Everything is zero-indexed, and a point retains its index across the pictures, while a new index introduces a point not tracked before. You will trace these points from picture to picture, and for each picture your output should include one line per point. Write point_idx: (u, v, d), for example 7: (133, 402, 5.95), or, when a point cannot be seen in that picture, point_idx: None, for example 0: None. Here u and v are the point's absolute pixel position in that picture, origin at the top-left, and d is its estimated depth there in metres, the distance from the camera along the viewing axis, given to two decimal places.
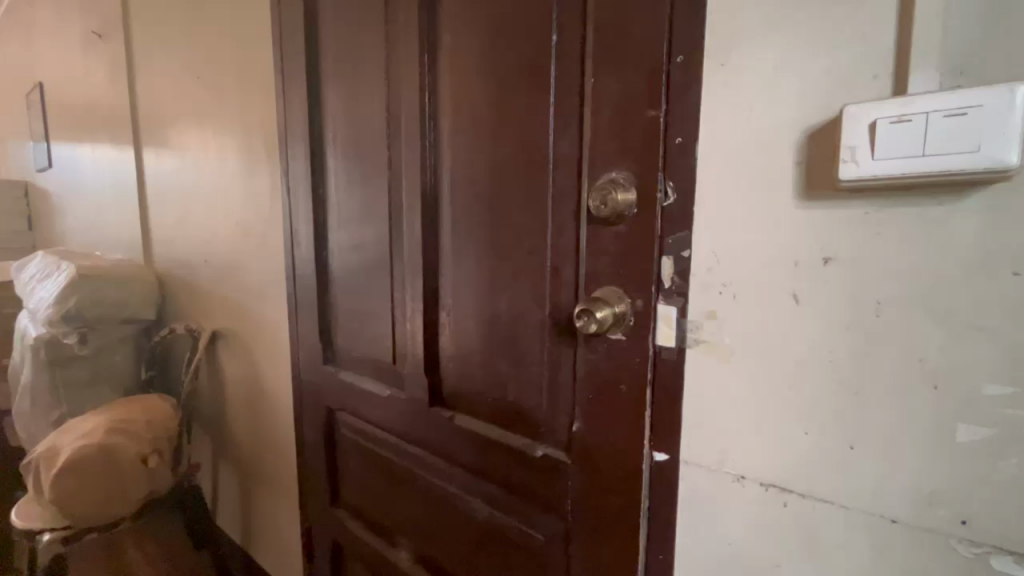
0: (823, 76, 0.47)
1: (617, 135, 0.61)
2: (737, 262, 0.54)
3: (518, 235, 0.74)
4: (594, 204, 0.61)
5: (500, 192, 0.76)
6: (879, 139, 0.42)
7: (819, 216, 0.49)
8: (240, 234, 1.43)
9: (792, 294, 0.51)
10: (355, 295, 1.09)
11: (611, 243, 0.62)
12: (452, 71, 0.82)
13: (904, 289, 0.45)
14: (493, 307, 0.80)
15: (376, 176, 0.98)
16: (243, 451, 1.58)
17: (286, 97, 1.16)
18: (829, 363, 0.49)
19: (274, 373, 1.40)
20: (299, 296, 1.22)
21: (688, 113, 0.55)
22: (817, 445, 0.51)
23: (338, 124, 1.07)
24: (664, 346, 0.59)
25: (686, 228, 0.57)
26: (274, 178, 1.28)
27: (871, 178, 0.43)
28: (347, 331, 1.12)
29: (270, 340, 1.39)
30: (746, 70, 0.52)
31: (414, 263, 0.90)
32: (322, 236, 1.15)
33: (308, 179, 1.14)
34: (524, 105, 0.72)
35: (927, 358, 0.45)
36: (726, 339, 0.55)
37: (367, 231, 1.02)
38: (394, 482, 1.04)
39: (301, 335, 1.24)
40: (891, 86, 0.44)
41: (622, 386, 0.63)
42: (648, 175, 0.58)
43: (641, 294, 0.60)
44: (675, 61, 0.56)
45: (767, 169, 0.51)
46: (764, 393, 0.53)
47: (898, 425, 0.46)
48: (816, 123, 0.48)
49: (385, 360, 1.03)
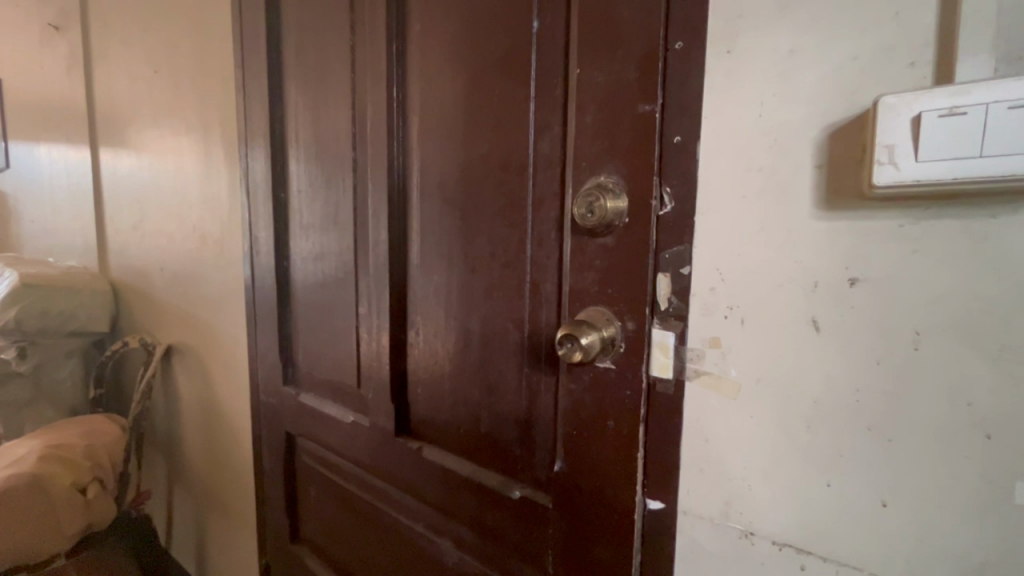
0: (847, 62, 0.40)
1: (606, 133, 0.53)
2: (745, 282, 0.46)
3: (491, 247, 0.66)
4: (579, 211, 0.52)
5: (472, 198, 0.68)
6: (924, 136, 0.34)
7: (842, 228, 0.41)
8: (198, 241, 1.32)
9: (810, 320, 0.43)
10: (317, 309, 0.99)
11: (598, 256, 0.54)
12: (421, 65, 0.74)
13: (946, 318, 0.38)
14: (465, 325, 0.71)
15: (340, 180, 0.89)
16: (199, 475, 1.46)
17: (246, 91, 1.07)
18: (855, 404, 0.41)
19: (232, 393, 1.29)
20: (258, 309, 1.12)
21: (687, 108, 0.48)
22: (841, 501, 0.43)
23: (300, 120, 0.98)
24: (660, 378, 0.51)
25: (684, 241, 0.49)
26: (233, 180, 1.18)
27: (912, 184, 0.35)
28: (309, 348, 1.02)
29: (227, 356, 1.28)
30: (755, 57, 0.44)
31: (379, 277, 0.81)
32: (282, 244, 1.05)
33: (267, 181, 1.04)
34: (500, 102, 0.64)
35: (976, 402, 0.37)
36: (732, 372, 0.47)
37: (330, 239, 0.93)
38: (357, 518, 0.94)
39: (260, 352, 1.14)
40: (931, 75, 0.37)
41: (609, 421, 0.55)
42: (641, 179, 0.50)
43: (633, 315, 0.52)
44: (673, 47, 0.48)
45: (779, 173, 0.44)
46: (776, 436, 0.45)
47: (938, 480, 0.39)
48: (838, 120, 0.41)
49: (349, 382, 0.93)
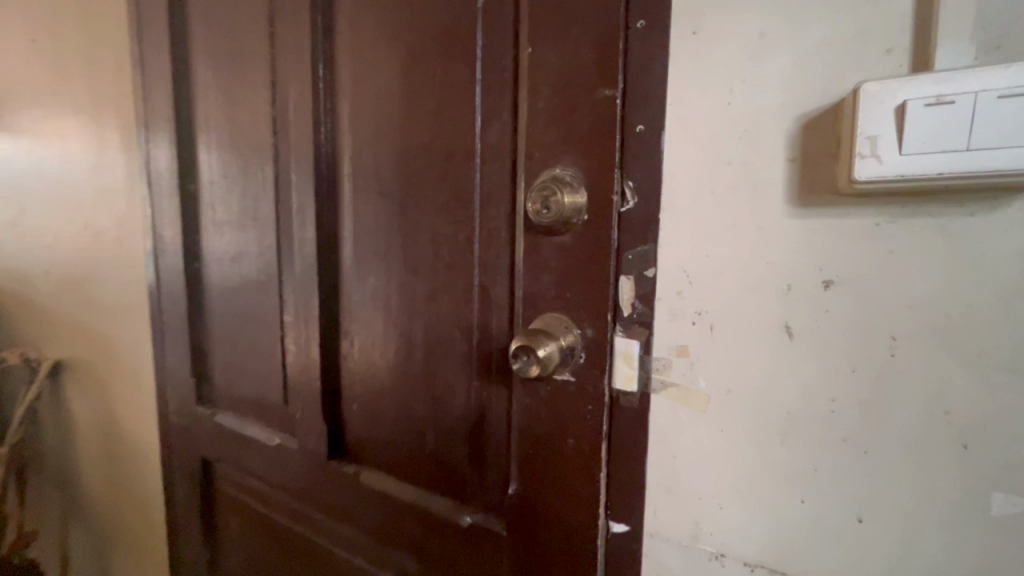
0: (821, 48, 0.37)
1: (563, 119, 0.47)
2: (714, 284, 0.42)
3: (433, 247, 0.59)
4: (534, 207, 0.47)
5: (412, 193, 0.60)
6: (909, 126, 0.31)
7: (816, 227, 0.38)
8: (91, 239, 1.14)
9: (784, 326, 0.40)
10: (235, 317, 0.87)
11: (554, 258, 0.49)
12: (350, 41, 0.65)
13: (923, 323, 0.35)
14: (406, 334, 0.63)
15: (258, 171, 0.78)
16: (99, 509, 1.27)
17: (144, 66, 0.93)
18: (830, 415, 0.39)
19: (136, 415, 1.12)
20: (165, 318, 0.97)
21: (650, 94, 0.43)
22: (817, 517, 0.40)
23: (210, 101, 0.85)
24: (624, 391, 0.47)
25: (649, 240, 0.44)
26: (131, 169, 1.02)
27: (896, 178, 0.32)
28: (226, 363, 0.90)
29: (129, 372, 1.11)
30: (723, 39, 0.41)
31: (306, 282, 0.72)
32: (192, 243, 0.92)
33: (172, 170, 0.91)
34: (441, 85, 0.57)
35: (953, 410, 0.35)
36: (701, 382, 0.43)
37: (249, 238, 0.82)
38: (286, 551, 0.84)
39: (168, 367, 0.99)
40: (908, 64, 0.34)
41: (569, 439, 0.50)
42: (601, 172, 0.45)
43: (594, 322, 0.47)
44: (634, 26, 0.43)
45: (749, 167, 0.40)
46: (748, 450, 0.42)
47: (914, 493, 0.37)
48: (812, 110, 0.38)
49: (274, 400, 0.83)
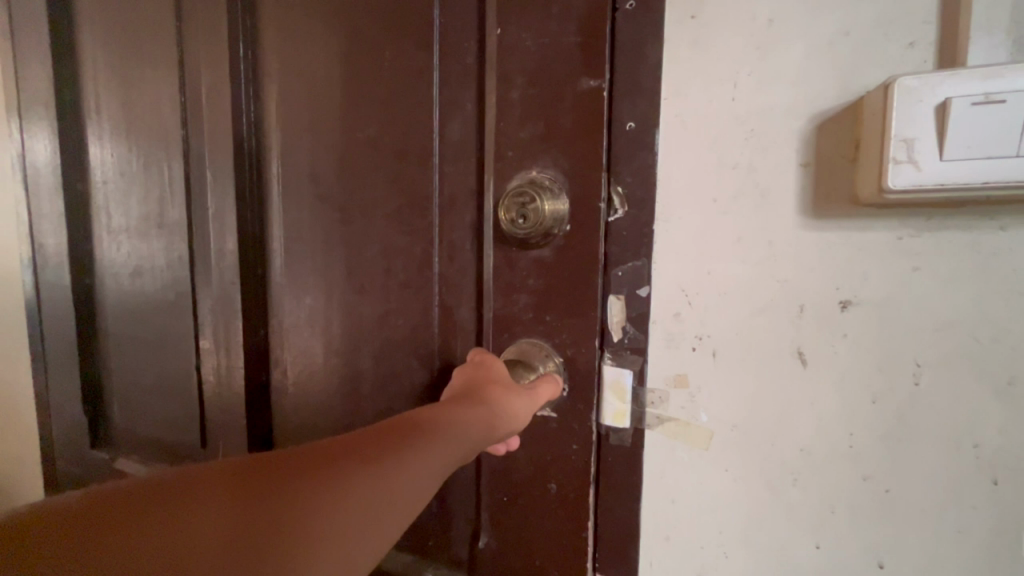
0: (838, 38, 0.33)
1: (541, 110, 0.40)
2: (718, 305, 0.37)
3: (383, 261, 0.50)
4: (509, 216, 0.40)
5: (357, 197, 0.51)
6: (952, 128, 0.27)
7: (833, 240, 0.34)
8: None
9: (796, 351, 0.35)
10: (137, 342, 0.73)
11: (531, 275, 0.42)
12: (278, 15, 0.55)
13: (950, 348, 0.32)
14: (352, 363, 0.54)
15: (164, 167, 0.65)
16: None
17: (14, 37, 0.76)
18: (849, 450, 0.35)
19: (13, 459, 0.93)
20: (47, 346, 0.81)
21: (642, 86, 0.38)
22: (834, 564, 0.36)
23: (102, 83, 0.71)
24: (614, 428, 0.40)
25: (642, 255, 0.38)
26: (0, 163, 0.84)
27: (934, 187, 0.28)
28: (127, 397, 0.76)
29: (2, 408, 0.92)
30: (725, 25, 0.35)
31: (226, 302, 0.61)
32: (81, 254, 0.76)
33: (53, 165, 0.75)
34: (391, 70, 0.48)
35: (982, 444, 0.32)
36: (703, 416, 0.38)
37: (153, 248, 0.68)
38: None
39: (52, 403, 0.82)
40: (934, 59, 0.31)
41: (551, 484, 0.43)
42: (586, 176, 0.39)
43: (579, 350, 0.41)
44: (623, 7, 0.37)
45: (756, 171, 0.35)
46: (756, 492, 0.37)
47: (941, 535, 0.33)
48: (827, 108, 0.33)
49: (189, 442, 0.70)
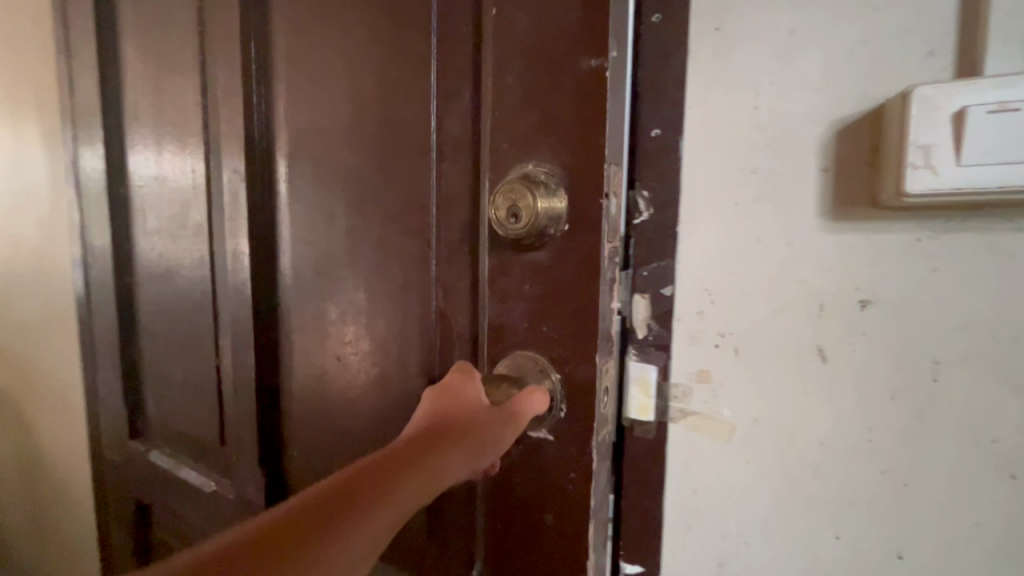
0: (857, 48, 0.34)
1: (531, 109, 0.39)
2: (740, 304, 0.39)
3: (382, 266, 0.50)
4: (501, 215, 0.38)
5: (357, 200, 0.51)
6: (968, 136, 0.29)
7: (852, 242, 0.35)
8: (7, 249, 1.00)
9: (817, 349, 0.37)
10: (169, 341, 0.77)
11: (529, 281, 0.40)
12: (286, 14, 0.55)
13: (968, 346, 0.33)
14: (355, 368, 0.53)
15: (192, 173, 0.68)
16: (20, 554, 1.12)
17: (69, 52, 0.81)
18: (868, 444, 0.36)
19: (63, 446, 0.99)
20: (96, 340, 0.86)
21: (667, 96, 0.39)
22: (854, 555, 0.37)
23: (142, 92, 0.75)
24: (638, 422, 0.42)
25: (665, 256, 0.40)
26: (54, 169, 0.90)
27: (951, 192, 0.29)
28: (160, 393, 0.80)
29: (54, 398, 0.98)
30: (748, 36, 0.37)
31: (241, 304, 0.62)
32: (124, 253, 0.80)
33: (103, 170, 0.80)
34: (392, 72, 0.48)
35: (999, 439, 0.33)
36: (725, 411, 0.40)
37: (184, 250, 0.72)
38: None
39: (100, 394, 0.87)
40: (951, 68, 0.32)
41: (547, 514, 0.40)
42: (587, 171, 0.36)
43: (578, 366, 0.38)
44: (649, 20, 0.39)
45: (777, 176, 0.37)
46: (778, 484, 0.39)
47: (959, 526, 0.34)
48: (846, 115, 0.35)
49: (212, 438, 0.72)
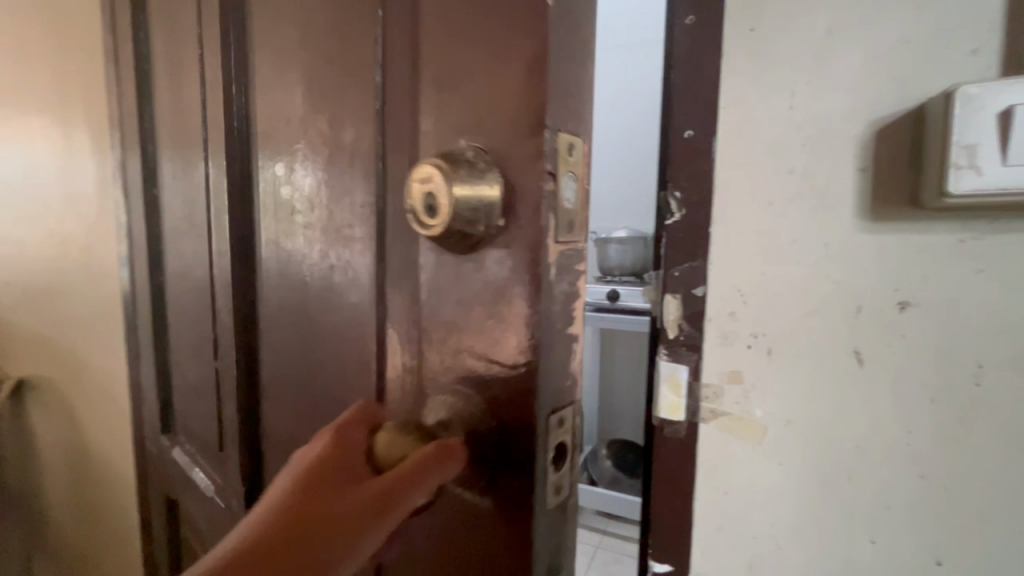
0: (898, 46, 0.34)
1: (477, 85, 0.31)
2: (774, 305, 0.38)
3: (334, 289, 0.43)
4: (416, 210, 0.31)
5: (315, 220, 0.44)
6: (1015, 135, 0.28)
7: (891, 243, 0.35)
8: (57, 248, 1.05)
9: (854, 351, 0.36)
10: (183, 341, 0.74)
11: (468, 282, 0.33)
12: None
13: (1014, 350, 0.32)
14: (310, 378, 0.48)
15: (193, 166, 0.64)
16: (68, 538, 1.18)
17: (116, 59, 0.85)
18: (907, 449, 0.36)
19: (108, 435, 1.04)
20: (139, 335, 0.90)
21: (701, 97, 0.39)
22: (890, 560, 0.37)
23: (162, 91, 0.74)
24: (669, 421, 0.42)
25: (698, 256, 0.40)
26: (103, 171, 0.94)
27: (996, 192, 0.29)
28: (181, 391, 0.79)
29: (101, 390, 1.03)
30: (784, 36, 0.37)
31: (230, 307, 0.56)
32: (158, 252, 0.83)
33: (140, 172, 0.82)
34: (343, 48, 0.40)
35: None
36: (757, 411, 0.40)
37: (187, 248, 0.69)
38: None
39: (143, 387, 0.91)
40: (997, 66, 0.31)
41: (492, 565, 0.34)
42: (524, 143, 0.29)
43: (522, 387, 0.31)
44: (683, 22, 0.39)
45: (813, 175, 0.37)
46: (811, 487, 0.39)
47: (1001, 533, 0.34)
48: (886, 114, 0.34)
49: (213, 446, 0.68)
